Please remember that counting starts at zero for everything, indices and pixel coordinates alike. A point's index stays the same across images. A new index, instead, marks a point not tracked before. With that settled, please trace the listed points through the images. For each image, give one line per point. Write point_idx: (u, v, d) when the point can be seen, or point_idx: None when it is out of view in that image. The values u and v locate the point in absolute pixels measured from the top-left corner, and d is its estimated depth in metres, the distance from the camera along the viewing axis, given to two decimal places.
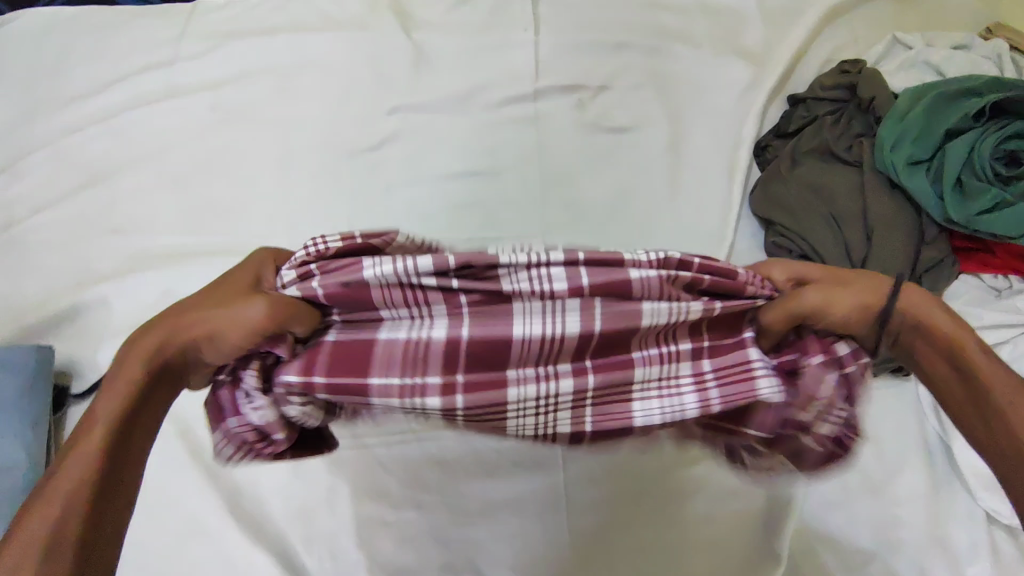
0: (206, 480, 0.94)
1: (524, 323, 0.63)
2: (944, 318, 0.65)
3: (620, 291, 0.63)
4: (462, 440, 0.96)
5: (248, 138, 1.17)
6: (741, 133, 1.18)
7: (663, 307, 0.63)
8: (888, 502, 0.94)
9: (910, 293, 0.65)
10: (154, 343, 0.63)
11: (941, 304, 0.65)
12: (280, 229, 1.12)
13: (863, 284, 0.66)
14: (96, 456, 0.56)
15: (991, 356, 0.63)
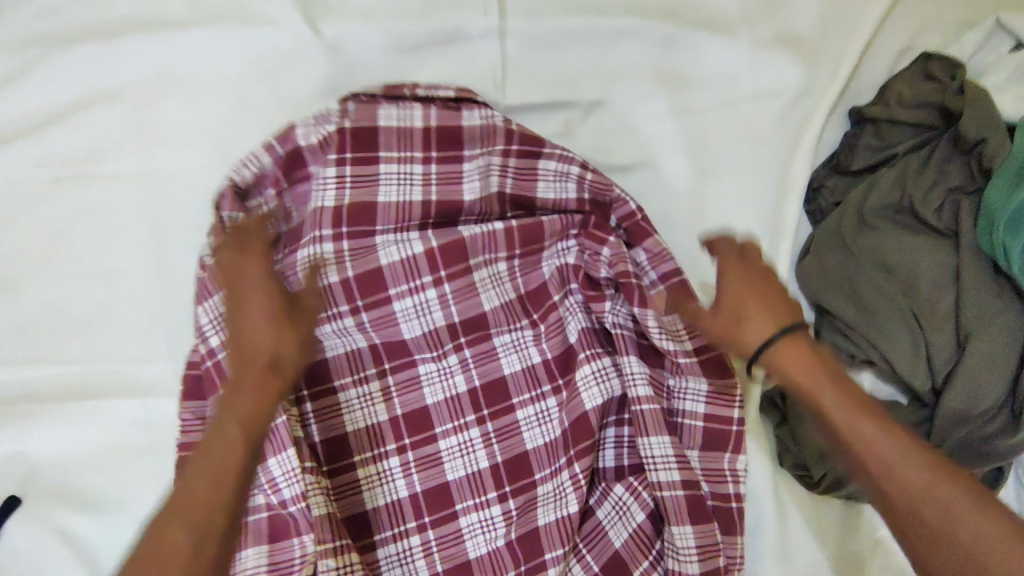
0: None
1: (387, 258, 0.79)
2: (812, 371, 0.62)
3: (449, 217, 0.81)
4: None
5: (99, 209, 0.83)
6: (787, 170, 0.87)
7: (476, 229, 0.79)
8: None
9: (778, 354, 0.63)
10: (254, 365, 0.62)
11: (819, 374, 0.62)
12: (160, 344, 0.81)
13: (750, 297, 0.66)
14: (229, 488, 0.57)
15: (873, 412, 0.60)
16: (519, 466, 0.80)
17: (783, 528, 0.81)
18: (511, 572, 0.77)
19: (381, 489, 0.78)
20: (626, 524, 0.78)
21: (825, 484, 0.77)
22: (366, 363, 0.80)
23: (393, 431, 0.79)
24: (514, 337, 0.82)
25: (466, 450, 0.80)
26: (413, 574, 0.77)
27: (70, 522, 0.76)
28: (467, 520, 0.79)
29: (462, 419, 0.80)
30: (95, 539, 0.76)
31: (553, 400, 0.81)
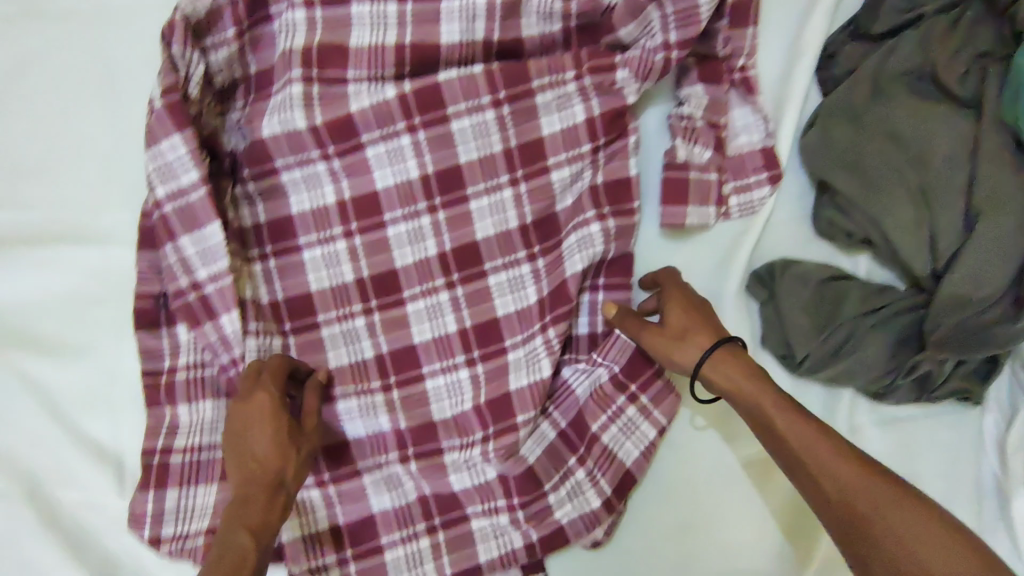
0: (65, 553, 0.73)
1: (358, 105, 0.74)
2: (746, 384, 0.67)
3: (427, 66, 0.75)
4: (387, 497, 0.75)
5: (50, 45, 0.77)
6: (803, 32, 0.78)
7: (453, 73, 0.74)
8: None
9: (709, 374, 0.69)
10: (267, 428, 0.66)
11: (751, 381, 0.67)
12: (119, 192, 0.77)
13: (695, 309, 0.71)
14: (248, 558, 0.61)
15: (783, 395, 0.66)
16: (490, 330, 0.77)
17: None
18: (477, 434, 0.76)
19: (347, 349, 0.77)
20: (591, 380, 0.78)
21: (808, 367, 0.75)
22: (330, 219, 0.76)
23: (359, 290, 0.77)
24: (492, 200, 0.77)
25: (434, 313, 0.77)
26: (376, 428, 0.76)
27: (32, 366, 0.75)
28: (433, 382, 0.77)
29: (432, 282, 0.77)
30: (57, 385, 0.75)
31: (529, 266, 0.77)
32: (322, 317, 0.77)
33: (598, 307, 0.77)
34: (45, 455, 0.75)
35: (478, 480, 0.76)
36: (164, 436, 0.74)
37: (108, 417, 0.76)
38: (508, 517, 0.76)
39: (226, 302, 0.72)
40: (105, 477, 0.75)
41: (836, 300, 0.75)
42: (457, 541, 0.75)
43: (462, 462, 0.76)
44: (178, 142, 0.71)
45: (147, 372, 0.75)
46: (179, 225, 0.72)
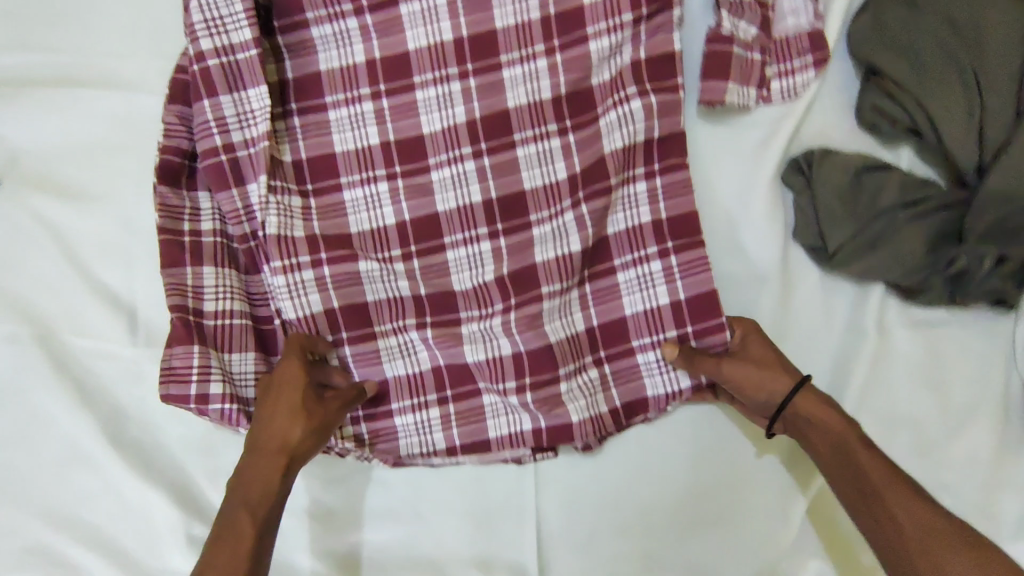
0: (74, 400, 0.72)
1: None
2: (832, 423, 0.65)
3: None
4: (399, 362, 0.74)
5: None
6: None
7: None
8: (933, 466, 0.76)
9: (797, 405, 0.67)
10: (298, 390, 0.66)
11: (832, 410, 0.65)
12: (143, 41, 0.75)
13: (763, 353, 0.69)
14: (252, 517, 0.61)
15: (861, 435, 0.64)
16: (516, 203, 0.75)
17: (786, 303, 0.75)
18: (498, 304, 0.75)
19: (369, 215, 0.75)
20: (645, 296, 0.74)
21: (840, 260, 0.73)
22: (359, 79, 0.74)
23: (384, 156, 0.75)
24: (527, 69, 0.74)
25: (460, 182, 0.75)
26: (395, 293, 0.74)
27: (49, 211, 0.73)
28: (454, 255, 0.75)
29: (458, 151, 0.75)
30: (74, 234, 0.73)
31: (559, 141, 0.75)
32: (345, 179, 0.75)
33: (660, 195, 0.73)
34: (56, 302, 0.73)
35: (492, 354, 0.74)
36: (189, 297, 0.71)
37: (122, 268, 0.73)
38: (518, 399, 0.73)
39: (257, 167, 0.71)
40: (116, 327, 0.73)
41: (873, 190, 0.72)
42: (466, 413, 0.74)
43: (479, 334, 0.74)
44: (234, 1, 0.68)
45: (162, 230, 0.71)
46: (220, 84, 0.69)
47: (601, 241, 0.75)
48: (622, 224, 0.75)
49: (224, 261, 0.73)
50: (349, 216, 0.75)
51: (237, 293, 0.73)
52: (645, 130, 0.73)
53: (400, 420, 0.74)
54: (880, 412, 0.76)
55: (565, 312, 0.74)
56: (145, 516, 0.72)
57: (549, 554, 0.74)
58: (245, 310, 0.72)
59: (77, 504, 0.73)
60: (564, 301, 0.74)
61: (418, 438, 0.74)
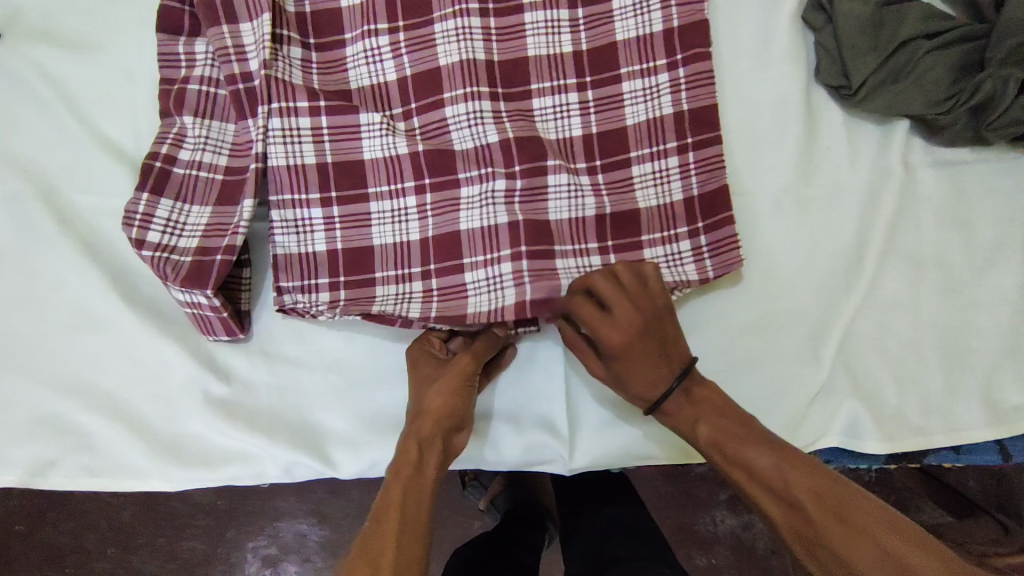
0: (81, 257, 0.69)
1: None
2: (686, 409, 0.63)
3: None
4: (391, 234, 0.69)
5: None
6: None
7: None
8: (961, 306, 0.73)
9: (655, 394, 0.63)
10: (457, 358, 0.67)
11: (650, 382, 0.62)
12: None
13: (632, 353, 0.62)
14: (406, 482, 0.61)
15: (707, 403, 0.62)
16: (518, 70, 0.71)
17: (811, 144, 0.74)
18: (500, 169, 0.68)
19: (369, 70, 0.71)
20: (658, 192, 0.69)
21: (864, 94, 0.72)
22: None
23: (387, 9, 0.70)
24: None
25: (463, 36, 0.69)
26: (391, 150, 0.69)
27: (50, 64, 0.70)
28: (453, 110, 0.69)
29: (465, 4, 0.69)
30: (76, 87, 0.71)
31: (568, 14, 0.70)
32: (347, 36, 0.71)
33: (682, 81, 0.68)
34: (60, 158, 0.70)
35: (486, 223, 0.68)
36: (170, 144, 0.67)
37: (129, 121, 0.71)
38: (511, 267, 0.67)
39: (252, 9, 0.67)
40: (124, 182, 0.70)
41: (895, 22, 0.71)
42: (447, 289, 0.68)
43: (477, 198, 0.68)
44: None
45: (162, 79, 0.69)
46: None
47: (614, 129, 0.70)
48: (643, 115, 0.70)
49: (205, 112, 0.69)
50: (350, 76, 0.71)
51: (222, 145, 0.68)
52: (662, 18, 0.69)
53: (383, 288, 0.69)
54: (907, 252, 0.73)
55: (574, 193, 0.69)
56: (160, 376, 0.69)
57: (578, 408, 0.72)
58: (232, 168, 0.68)
59: (85, 367, 0.69)
60: (573, 181, 0.69)
61: (395, 308, 0.68)
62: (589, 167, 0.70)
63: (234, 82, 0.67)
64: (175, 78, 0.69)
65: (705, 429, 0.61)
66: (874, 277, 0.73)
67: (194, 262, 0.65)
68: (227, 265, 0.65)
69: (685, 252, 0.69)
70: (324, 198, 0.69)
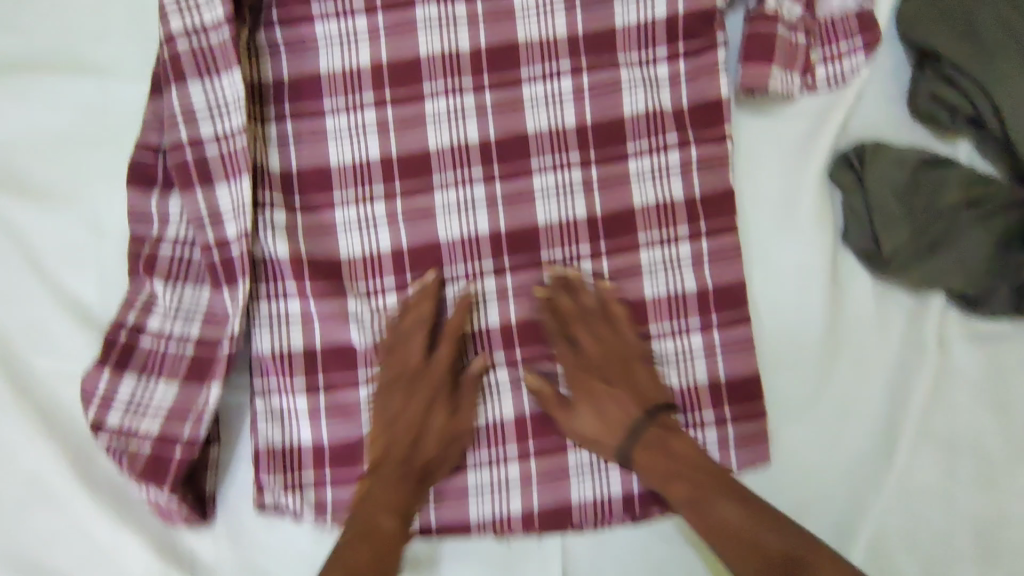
0: (40, 430, 0.63)
1: None
2: (677, 469, 0.59)
3: None
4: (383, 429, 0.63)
5: None
6: None
7: None
8: (1002, 498, 0.66)
9: (649, 444, 0.61)
10: (409, 366, 0.63)
11: (614, 403, 0.62)
12: (121, 18, 0.66)
13: (605, 407, 0.62)
14: (383, 489, 0.60)
15: (667, 428, 0.62)
16: (528, 237, 0.66)
17: (835, 317, 0.68)
18: (501, 355, 0.66)
19: (361, 238, 0.65)
20: (681, 373, 0.66)
21: (895, 267, 0.65)
22: (361, 85, 0.65)
23: (384, 171, 0.65)
24: (547, 68, 0.65)
25: (466, 208, 0.65)
26: (384, 337, 0.64)
27: (10, 212, 0.65)
28: (453, 289, 0.66)
29: (469, 172, 0.65)
30: (36, 240, 0.65)
31: (581, 175, 0.66)
32: (338, 196, 0.66)
33: (706, 258, 0.65)
34: (19, 316, 0.64)
35: (492, 417, 0.65)
36: (138, 311, 0.62)
37: (93, 278, 0.65)
38: (518, 469, 0.65)
39: (230, 169, 0.61)
40: (88, 345, 0.64)
41: (930, 192, 0.65)
42: (449, 487, 0.65)
43: (480, 390, 0.65)
44: None
45: (133, 236, 0.63)
46: (191, 71, 0.60)
47: (632, 302, 0.66)
48: (663, 289, 0.66)
49: (179, 275, 0.63)
50: (340, 242, 0.65)
51: (194, 314, 0.63)
52: (684, 186, 0.65)
53: None
54: (940, 434, 0.67)
55: None
56: (119, 563, 0.63)
57: None
58: (205, 335, 0.62)
59: (38, 551, 0.63)
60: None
61: None
62: None
63: (209, 252, 0.61)
64: (146, 236, 0.63)
65: (715, 507, 0.57)
66: (904, 465, 0.66)
67: (151, 454, 0.60)
68: (185, 463, 0.60)
69: (710, 441, 0.65)
70: (309, 381, 0.64)
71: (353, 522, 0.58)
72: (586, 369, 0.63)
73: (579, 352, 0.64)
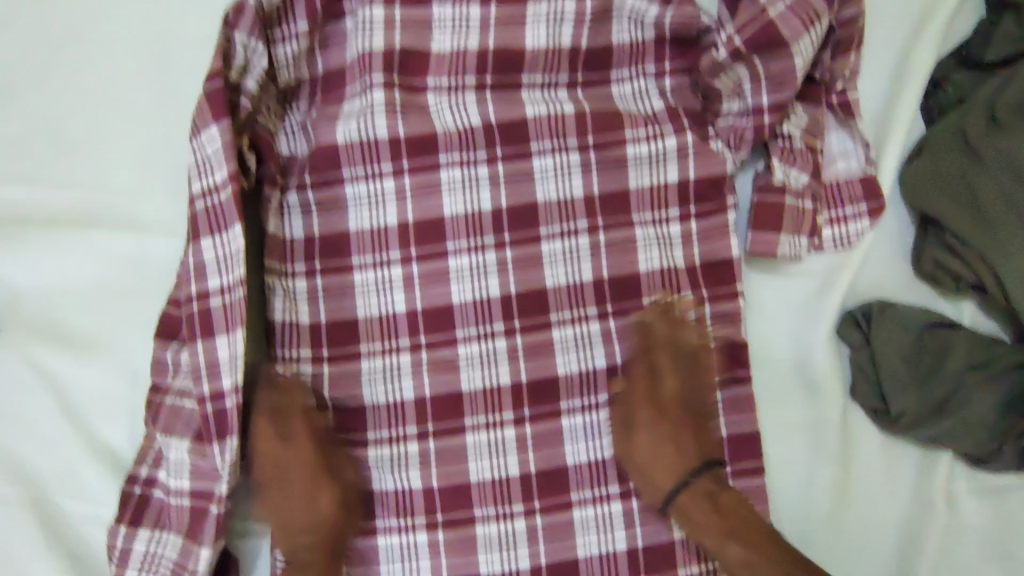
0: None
1: (439, 117, 0.69)
2: (712, 520, 0.62)
3: (510, 74, 0.69)
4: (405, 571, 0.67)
5: (100, 22, 0.72)
6: (910, 61, 0.72)
7: (538, 97, 0.70)
8: None
9: (697, 487, 0.63)
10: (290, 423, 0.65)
11: (682, 454, 0.65)
12: (160, 177, 0.70)
13: (658, 450, 0.65)
14: (297, 526, 0.64)
15: (716, 488, 0.63)
16: (547, 388, 0.69)
17: (848, 469, 0.69)
18: (518, 505, 0.68)
19: (385, 388, 0.68)
20: None
21: (904, 424, 0.67)
22: (388, 243, 0.69)
23: (409, 324, 0.69)
24: (565, 228, 0.69)
25: (488, 360, 0.69)
26: (404, 485, 0.68)
27: (50, 360, 0.68)
28: (474, 439, 0.68)
29: (490, 326, 0.69)
30: (74, 387, 0.68)
31: (599, 326, 0.69)
32: (364, 347, 0.69)
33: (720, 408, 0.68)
34: (52, 462, 0.67)
35: (508, 567, 0.67)
36: (149, 466, 0.66)
37: (125, 424, 0.68)
38: None
39: (229, 319, 0.62)
40: (117, 491, 0.67)
41: (937, 352, 0.67)
42: None
43: (497, 539, 0.67)
44: (218, 138, 0.63)
45: (152, 386, 0.66)
46: (203, 227, 0.63)
47: None
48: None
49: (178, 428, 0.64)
50: (365, 390, 0.68)
51: (183, 467, 0.64)
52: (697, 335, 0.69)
53: None
54: None
55: (604, 527, 0.68)
56: None
57: None
58: (197, 490, 0.64)
59: None
60: (601, 514, 0.68)
61: None
62: (623, 492, 0.68)
63: (202, 406, 0.63)
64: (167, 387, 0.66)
65: (732, 547, 0.61)
66: None
67: None
68: None
69: None
70: None
71: (293, 553, 0.64)
72: (654, 429, 0.65)
73: (654, 396, 0.66)
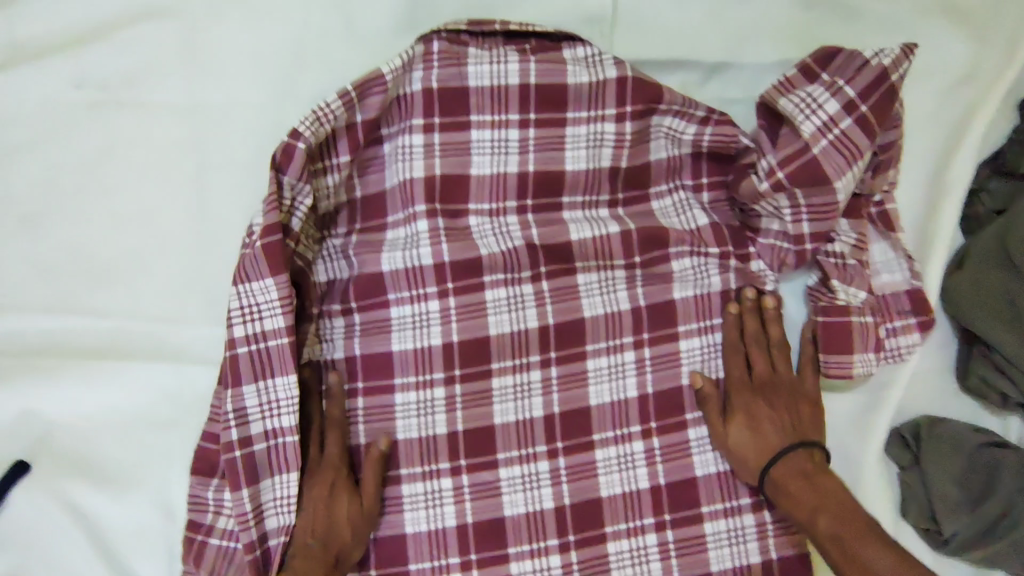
0: None
1: (481, 240, 0.69)
2: (812, 497, 0.62)
3: (551, 196, 0.70)
4: None
5: (136, 146, 0.72)
6: (949, 171, 0.72)
7: (580, 215, 0.70)
8: None
9: (788, 468, 0.65)
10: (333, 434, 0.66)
11: (782, 439, 0.66)
12: (197, 303, 0.70)
13: (772, 432, 0.66)
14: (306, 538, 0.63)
15: (812, 467, 0.65)
16: (591, 511, 0.68)
17: None
18: None
19: (427, 513, 0.67)
20: None
21: (958, 546, 0.66)
22: (431, 365, 0.68)
23: (450, 449, 0.68)
24: (611, 345, 0.69)
25: (530, 484, 0.68)
26: None
27: (83, 495, 0.67)
28: (519, 566, 0.67)
29: (532, 449, 0.68)
30: (108, 522, 0.67)
31: (642, 447, 0.69)
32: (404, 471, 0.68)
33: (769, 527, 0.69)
34: None
35: None
36: None
37: (162, 558, 0.67)
38: None
39: (277, 462, 0.63)
40: None
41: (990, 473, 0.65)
42: None
43: None
44: (269, 286, 0.62)
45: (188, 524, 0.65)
46: (246, 373, 0.62)
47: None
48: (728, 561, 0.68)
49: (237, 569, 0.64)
50: (405, 520, 0.67)
51: None
52: None
53: None
54: None
55: None
56: None
57: None
58: None
59: None
60: None
61: None
62: None
63: (252, 550, 0.62)
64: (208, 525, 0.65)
65: (826, 519, 0.61)
66: None
67: None
68: None
69: None
70: None
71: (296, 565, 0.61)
72: (776, 401, 0.67)
73: (767, 388, 0.68)
